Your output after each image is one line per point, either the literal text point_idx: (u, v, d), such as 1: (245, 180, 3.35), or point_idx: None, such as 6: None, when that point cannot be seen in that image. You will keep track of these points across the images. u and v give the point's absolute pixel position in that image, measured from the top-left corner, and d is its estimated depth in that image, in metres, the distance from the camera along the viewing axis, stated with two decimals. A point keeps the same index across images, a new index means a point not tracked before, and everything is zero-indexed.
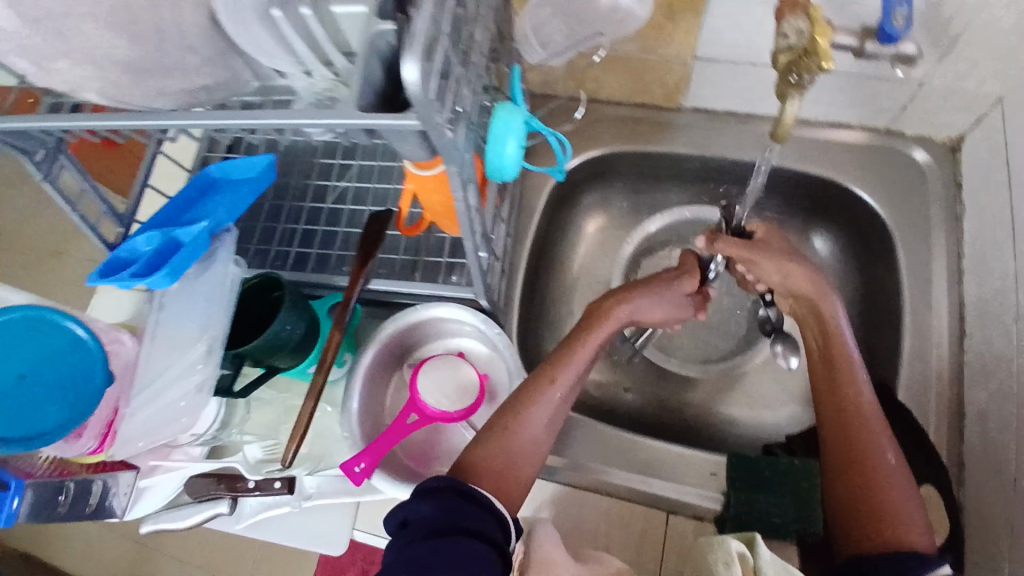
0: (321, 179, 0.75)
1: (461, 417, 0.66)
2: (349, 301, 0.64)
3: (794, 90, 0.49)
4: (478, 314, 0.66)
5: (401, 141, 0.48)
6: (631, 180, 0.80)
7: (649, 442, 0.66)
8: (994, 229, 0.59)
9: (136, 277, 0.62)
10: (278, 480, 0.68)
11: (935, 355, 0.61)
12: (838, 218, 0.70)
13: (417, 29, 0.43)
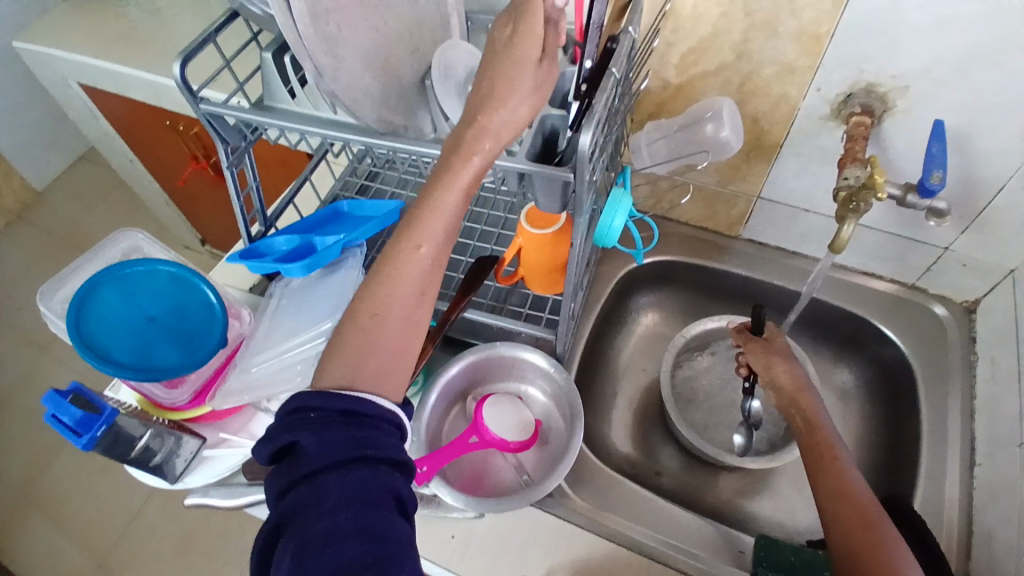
0: None
1: (516, 449, 0.71)
2: (444, 323, 0.72)
3: (852, 215, 0.63)
4: (551, 359, 0.73)
5: (543, 190, 0.60)
6: (686, 288, 0.94)
7: (687, 515, 0.73)
8: (1003, 376, 0.72)
9: (277, 263, 0.71)
10: None
11: (950, 476, 0.71)
12: (870, 352, 0.86)
13: (596, 109, 0.54)
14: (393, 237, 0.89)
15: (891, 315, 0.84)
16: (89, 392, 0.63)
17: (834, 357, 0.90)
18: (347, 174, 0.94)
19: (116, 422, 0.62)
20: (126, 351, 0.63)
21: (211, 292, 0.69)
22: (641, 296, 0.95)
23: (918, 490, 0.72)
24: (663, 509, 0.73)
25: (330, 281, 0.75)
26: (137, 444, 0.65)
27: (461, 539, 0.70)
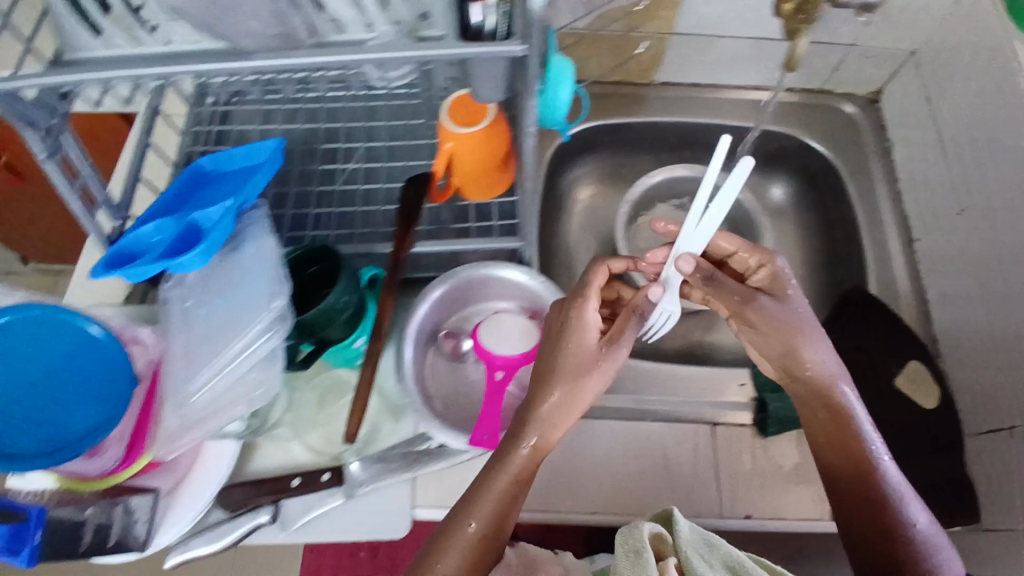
0: (327, 164, 0.79)
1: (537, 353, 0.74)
2: (400, 265, 0.68)
3: (804, 27, 0.62)
4: (522, 267, 0.73)
5: (485, 75, 0.54)
6: (612, 149, 0.96)
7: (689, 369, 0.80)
8: (922, 154, 0.83)
9: (162, 260, 0.60)
10: (327, 473, 0.71)
11: (893, 261, 0.85)
12: (791, 168, 0.95)
13: None
14: (283, 184, 0.79)
15: (808, 123, 0.92)
16: (2, 504, 0.61)
17: (761, 179, 0.97)
18: (193, 124, 0.81)
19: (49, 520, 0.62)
20: (36, 422, 0.58)
21: (91, 324, 0.61)
22: (567, 169, 0.95)
23: (873, 278, 0.85)
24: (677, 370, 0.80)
25: (237, 261, 0.64)
26: (81, 533, 0.64)
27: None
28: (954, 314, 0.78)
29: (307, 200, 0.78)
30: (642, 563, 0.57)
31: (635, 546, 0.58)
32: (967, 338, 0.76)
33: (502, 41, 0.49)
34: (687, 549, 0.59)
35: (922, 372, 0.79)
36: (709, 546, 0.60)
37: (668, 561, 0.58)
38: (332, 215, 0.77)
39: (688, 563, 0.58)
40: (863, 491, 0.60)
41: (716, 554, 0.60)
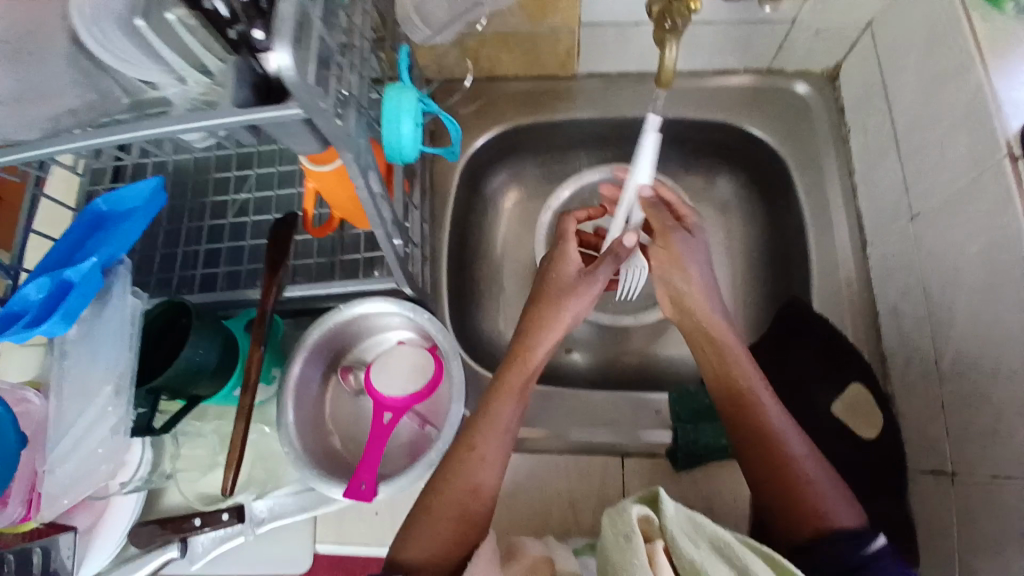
0: (219, 195, 0.80)
1: (428, 393, 0.72)
2: (266, 316, 0.66)
3: (671, 36, 0.56)
4: (405, 303, 0.70)
5: (287, 133, 0.49)
6: (537, 151, 0.91)
7: (599, 395, 0.76)
8: (876, 146, 0.72)
9: (34, 325, 0.54)
10: (225, 512, 0.71)
11: (841, 269, 0.75)
12: (739, 160, 0.85)
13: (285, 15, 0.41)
14: (179, 219, 0.80)
15: (754, 109, 0.82)
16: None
17: (707, 172, 0.89)
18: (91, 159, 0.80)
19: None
20: None
21: None
22: (494, 176, 0.91)
23: (816, 289, 0.75)
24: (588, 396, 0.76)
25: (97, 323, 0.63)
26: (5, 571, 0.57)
27: (386, 514, 0.73)
28: (898, 331, 0.67)
29: (198, 236, 0.79)
30: (632, 545, 0.51)
31: (626, 529, 0.52)
32: (909, 367, 0.65)
33: (280, 105, 0.44)
34: (676, 529, 0.53)
35: (865, 398, 0.70)
36: (694, 527, 0.54)
37: (655, 544, 0.53)
38: (223, 251, 0.79)
39: (675, 543, 0.52)
40: (755, 429, 0.62)
41: (701, 533, 0.53)
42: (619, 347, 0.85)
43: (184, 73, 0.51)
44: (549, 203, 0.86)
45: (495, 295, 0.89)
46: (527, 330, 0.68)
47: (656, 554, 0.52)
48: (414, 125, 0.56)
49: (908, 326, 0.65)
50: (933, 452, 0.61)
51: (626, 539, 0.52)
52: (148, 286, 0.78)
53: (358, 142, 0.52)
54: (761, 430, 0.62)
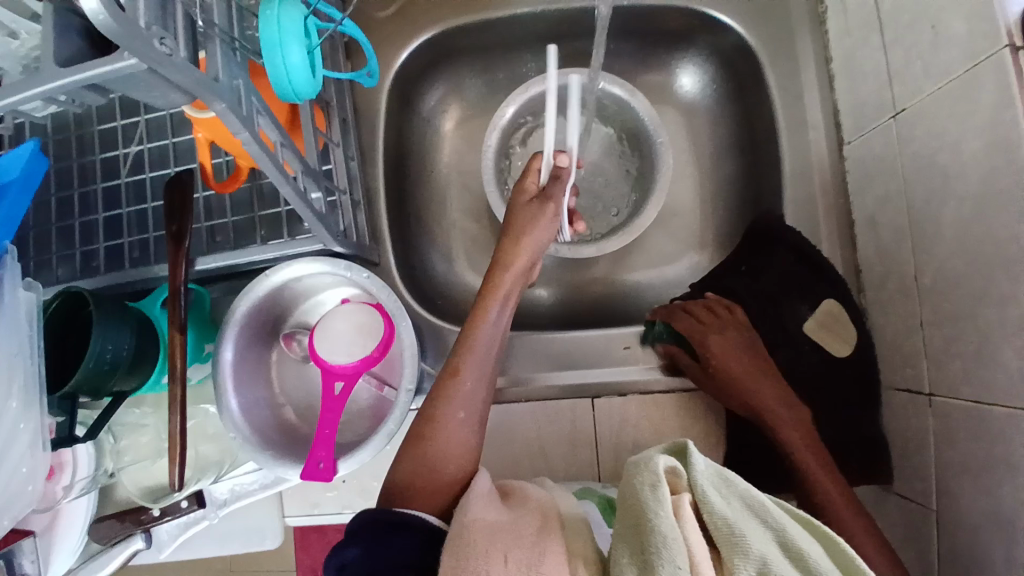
0: (107, 150, 0.67)
1: (381, 355, 0.65)
2: (178, 292, 0.57)
3: None
4: (339, 262, 0.62)
5: (141, 88, 0.39)
6: (476, 60, 0.80)
7: (564, 336, 0.72)
8: (857, 26, 0.63)
9: None
10: (183, 500, 0.66)
11: (817, 171, 0.69)
12: (703, 53, 0.76)
13: None
14: (64, 184, 0.67)
15: None
16: None
17: (667, 71, 0.79)
18: None
19: None
20: None
21: None
22: (429, 95, 0.80)
23: (790, 196, 0.69)
24: (550, 341, 0.72)
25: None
26: None
27: (352, 482, 0.70)
28: (878, 242, 0.63)
29: (92, 202, 0.67)
30: (660, 499, 0.43)
31: (653, 478, 0.44)
32: (890, 273, 0.62)
33: (111, 57, 0.34)
34: (706, 484, 0.45)
35: (838, 314, 0.67)
36: (724, 482, 0.46)
37: (680, 495, 0.44)
38: (126, 217, 0.67)
39: (707, 498, 0.43)
40: (781, 437, 0.64)
41: (731, 489, 0.46)
42: (582, 272, 0.81)
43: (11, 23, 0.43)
44: (494, 123, 0.76)
45: (446, 231, 0.81)
46: (501, 259, 0.62)
47: (683, 507, 0.43)
48: (304, 53, 0.46)
49: (885, 237, 0.62)
50: (913, 365, 0.59)
51: (651, 489, 0.44)
52: (46, 270, 0.66)
53: (233, 87, 0.41)
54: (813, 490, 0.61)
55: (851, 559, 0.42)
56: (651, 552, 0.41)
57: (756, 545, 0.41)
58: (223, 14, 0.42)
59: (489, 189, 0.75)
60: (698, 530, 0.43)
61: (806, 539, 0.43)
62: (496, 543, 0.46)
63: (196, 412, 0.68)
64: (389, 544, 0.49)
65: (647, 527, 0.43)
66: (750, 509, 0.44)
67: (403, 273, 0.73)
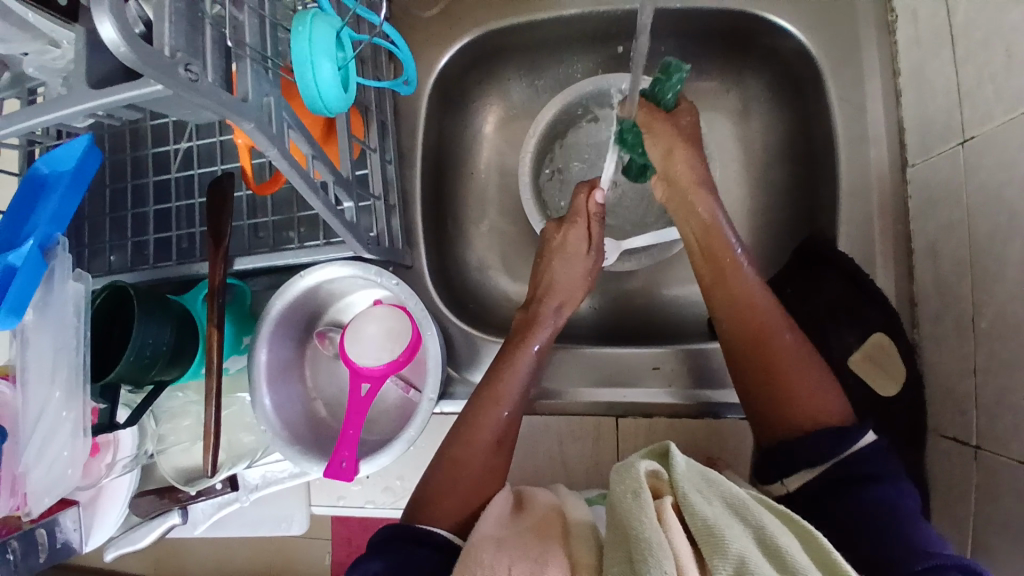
0: (159, 146, 0.70)
1: (408, 359, 0.66)
2: (216, 288, 0.59)
3: None
4: (370, 266, 0.63)
5: (173, 111, 0.41)
6: (520, 61, 0.78)
7: (593, 350, 0.70)
8: (933, 39, 0.58)
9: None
10: (219, 482, 0.71)
11: (876, 193, 0.64)
12: (759, 60, 0.71)
13: None
14: (120, 178, 0.71)
15: None
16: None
17: (719, 75, 0.75)
18: None
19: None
20: None
21: None
22: (470, 96, 0.79)
23: (844, 219, 0.65)
24: (582, 353, 0.71)
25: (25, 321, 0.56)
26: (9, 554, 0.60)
27: (376, 477, 0.72)
28: (937, 277, 0.59)
29: (145, 196, 0.70)
30: (642, 503, 0.44)
31: (635, 484, 0.45)
32: (947, 311, 0.57)
33: (135, 82, 0.36)
34: (688, 486, 0.45)
35: (887, 349, 0.63)
36: (708, 483, 0.46)
37: (662, 500, 0.45)
38: (175, 211, 0.70)
39: (687, 499, 0.44)
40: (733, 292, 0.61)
41: (714, 492, 0.45)
42: (617, 283, 0.79)
43: (52, 33, 0.43)
44: (534, 126, 0.74)
45: (482, 235, 0.80)
46: (534, 313, 0.68)
47: (666, 509, 0.44)
48: (335, 68, 0.46)
49: (946, 272, 0.57)
50: (966, 413, 0.55)
51: (634, 495, 0.44)
52: (101, 258, 0.70)
53: (261, 105, 0.43)
54: (773, 340, 0.58)
55: (831, 557, 0.41)
56: (638, 556, 0.41)
57: (734, 544, 0.41)
58: (255, 33, 0.44)
59: (525, 195, 0.75)
60: (682, 534, 0.42)
61: (785, 534, 0.43)
62: (502, 556, 0.47)
63: (232, 401, 0.71)
64: (411, 555, 0.52)
65: (633, 534, 0.42)
66: (732, 510, 0.44)
67: (435, 277, 0.73)
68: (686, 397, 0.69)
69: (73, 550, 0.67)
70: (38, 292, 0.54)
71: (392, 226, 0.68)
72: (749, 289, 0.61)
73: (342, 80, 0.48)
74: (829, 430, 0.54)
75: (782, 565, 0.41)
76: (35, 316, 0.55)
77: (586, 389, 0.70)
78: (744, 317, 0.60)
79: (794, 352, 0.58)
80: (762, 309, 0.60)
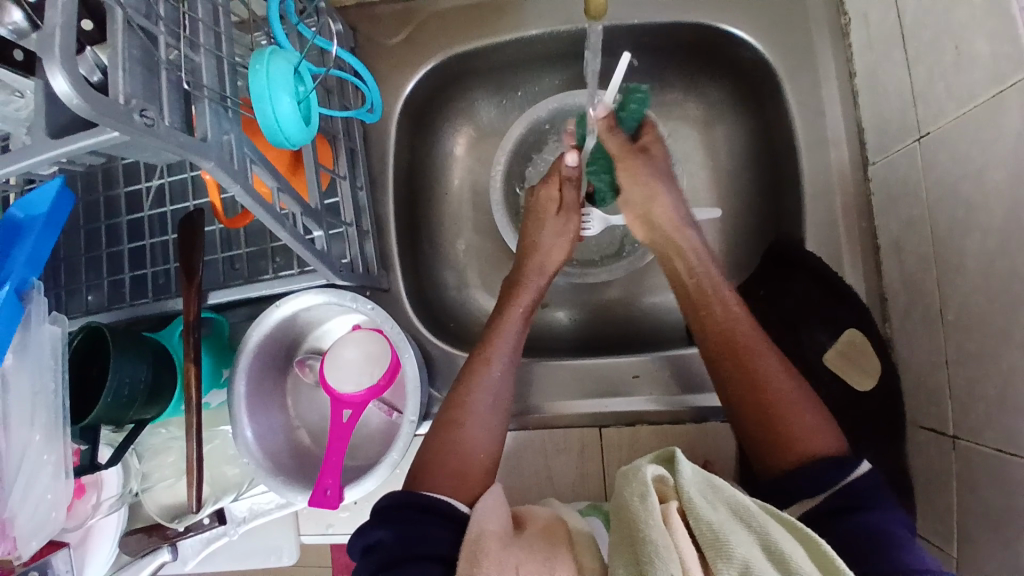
0: (130, 184, 0.71)
1: (388, 383, 0.66)
2: (192, 324, 0.59)
3: None
4: (344, 293, 0.63)
5: (133, 155, 0.41)
6: (486, 81, 0.79)
7: (572, 364, 0.71)
8: (881, 40, 0.59)
9: None
10: (205, 517, 0.70)
11: (839, 193, 0.65)
12: (719, 69, 0.72)
13: (49, 24, 0.33)
14: (94, 218, 0.71)
15: (736, 0, 0.67)
16: None
17: (683, 85, 0.76)
18: None
19: None
20: None
21: None
22: (439, 118, 0.80)
23: (810, 220, 0.66)
24: (562, 367, 0.71)
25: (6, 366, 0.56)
26: None
27: (364, 502, 0.72)
28: (903, 272, 0.60)
29: (119, 235, 0.70)
30: (651, 507, 0.44)
31: (643, 487, 0.45)
32: (915, 304, 0.58)
33: (94, 129, 0.36)
34: (693, 490, 0.45)
35: (860, 343, 0.64)
36: (712, 489, 0.46)
37: (668, 504, 0.45)
38: (150, 249, 0.70)
39: (693, 504, 0.44)
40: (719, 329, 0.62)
41: (719, 497, 0.46)
42: (596, 294, 0.80)
43: (14, 83, 0.43)
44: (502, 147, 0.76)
45: (458, 254, 0.81)
46: (492, 329, 0.66)
47: (671, 515, 0.44)
48: (294, 104, 0.47)
49: (911, 266, 0.58)
50: (940, 405, 0.56)
51: (641, 499, 0.45)
52: (78, 299, 0.70)
53: (220, 139, 0.43)
54: (763, 373, 0.58)
55: (830, 560, 0.42)
56: (644, 558, 0.41)
57: (739, 549, 0.42)
58: (212, 73, 0.45)
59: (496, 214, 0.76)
60: (688, 539, 0.43)
61: (788, 541, 0.43)
62: (507, 553, 0.47)
63: (214, 433, 0.71)
64: (420, 532, 0.51)
65: (639, 536, 0.43)
66: (738, 515, 0.45)
67: (413, 299, 0.74)
68: (666, 403, 0.69)
69: None
70: (16, 336, 0.54)
71: (366, 252, 0.69)
72: (730, 322, 0.61)
73: (303, 113, 0.49)
74: (825, 460, 0.53)
75: (784, 567, 0.41)
76: (14, 360, 0.55)
77: (568, 402, 0.71)
78: (726, 346, 0.60)
79: (779, 382, 0.58)
80: (749, 342, 0.60)
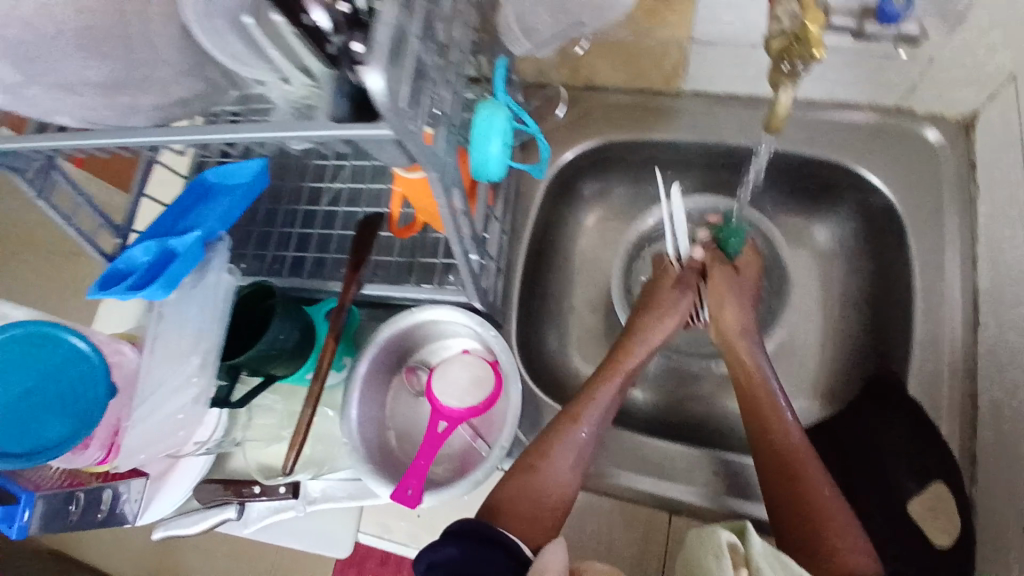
0: (313, 178, 0.82)
1: (485, 409, 0.71)
2: (344, 306, 0.67)
3: (786, 78, 0.56)
4: (474, 316, 0.70)
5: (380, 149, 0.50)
6: (628, 169, 0.88)
7: (654, 442, 0.72)
8: (1010, 214, 0.65)
9: (136, 290, 0.57)
10: (283, 485, 0.74)
11: (948, 345, 0.68)
12: (848, 209, 0.79)
13: (380, 37, 0.43)
14: (274, 200, 0.82)
15: (876, 152, 0.75)
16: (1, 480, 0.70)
17: (808, 216, 0.83)
18: None
19: (37, 502, 0.71)
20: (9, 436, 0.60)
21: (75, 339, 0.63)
22: (581, 192, 0.89)
23: (914, 364, 0.69)
24: (646, 443, 0.73)
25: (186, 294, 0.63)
26: (72, 506, 0.73)
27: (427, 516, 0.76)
28: (1003, 435, 0.61)
29: (293, 220, 0.81)
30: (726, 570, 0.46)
31: (717, 548, 0.47)
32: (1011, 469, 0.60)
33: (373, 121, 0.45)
34: (763, 563, 0.47)
35: (945, 499, 0.64)
36: (780, 564, 0.48)
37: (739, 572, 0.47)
38: (315, 238, 0.80)
39: None
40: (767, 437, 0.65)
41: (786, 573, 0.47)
42: (689, 386, 0.84)
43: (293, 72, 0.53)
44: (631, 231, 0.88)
45: (565, 314, 0.88)
46: (587, 392, 0.70)
47: None
48: (502, 146, 0.56)
49: (1012, 429, 0.60)
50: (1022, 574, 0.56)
51: (716, 558, 0.46)
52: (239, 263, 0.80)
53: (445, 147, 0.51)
54: (802, 476, 0.61)
55: None
56: None
57: None
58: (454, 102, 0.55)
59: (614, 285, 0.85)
60: None
61: None
62: None
63: (319, 411, 0.77)
64: (485, 556, 0.54)
65: None
66: None
67: (521, 343, 0.80)
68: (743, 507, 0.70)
69: (124, 521, 0.73)
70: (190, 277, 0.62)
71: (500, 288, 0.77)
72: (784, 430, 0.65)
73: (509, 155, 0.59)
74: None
75: None
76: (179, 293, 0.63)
77: (642, 477, 0.72)
78: (767, 448, 0.64)
79: (823, 490, 0.60)
80: (790, 445, 0.63)
